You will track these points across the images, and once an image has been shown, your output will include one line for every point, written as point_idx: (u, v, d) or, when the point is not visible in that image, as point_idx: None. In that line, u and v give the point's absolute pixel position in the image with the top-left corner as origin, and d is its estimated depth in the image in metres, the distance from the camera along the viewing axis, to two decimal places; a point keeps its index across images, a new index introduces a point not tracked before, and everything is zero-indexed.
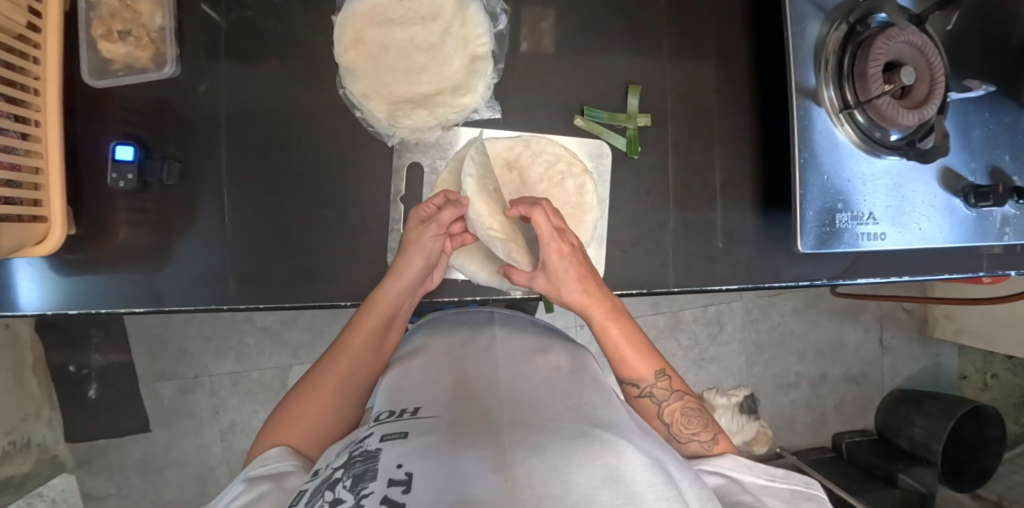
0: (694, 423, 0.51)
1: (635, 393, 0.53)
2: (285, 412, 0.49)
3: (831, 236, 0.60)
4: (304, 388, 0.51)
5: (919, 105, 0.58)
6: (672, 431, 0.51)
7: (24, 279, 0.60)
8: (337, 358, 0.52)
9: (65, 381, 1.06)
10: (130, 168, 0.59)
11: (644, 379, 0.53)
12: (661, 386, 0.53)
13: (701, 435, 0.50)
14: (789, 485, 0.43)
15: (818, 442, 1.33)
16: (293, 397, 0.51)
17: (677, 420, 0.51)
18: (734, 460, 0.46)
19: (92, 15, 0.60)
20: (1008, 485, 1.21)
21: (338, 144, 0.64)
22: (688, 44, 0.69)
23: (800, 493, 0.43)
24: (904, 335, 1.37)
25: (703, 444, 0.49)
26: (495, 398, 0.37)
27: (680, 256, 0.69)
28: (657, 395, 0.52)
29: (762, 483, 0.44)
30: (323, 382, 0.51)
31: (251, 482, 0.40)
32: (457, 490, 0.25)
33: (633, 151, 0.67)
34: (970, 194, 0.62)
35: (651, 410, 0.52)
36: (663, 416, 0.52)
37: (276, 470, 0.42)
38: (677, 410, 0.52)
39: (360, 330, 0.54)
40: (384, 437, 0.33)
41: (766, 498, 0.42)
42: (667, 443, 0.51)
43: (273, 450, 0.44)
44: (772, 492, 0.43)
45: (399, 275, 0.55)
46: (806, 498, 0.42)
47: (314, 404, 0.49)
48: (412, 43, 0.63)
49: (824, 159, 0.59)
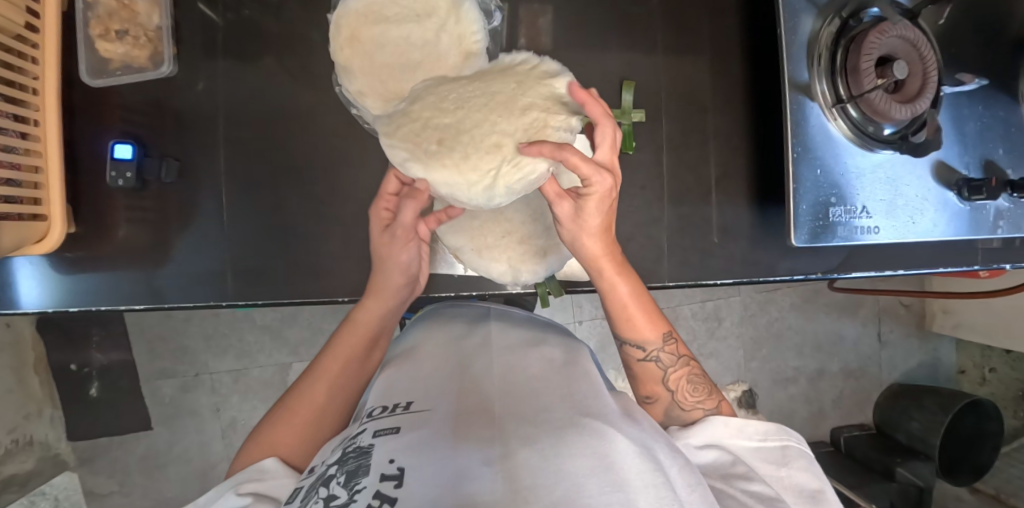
0: (698, 391, 0.52)
1: (640, 357, 0.53)
2: (267, 432, 0.50)
3: (825, 230, 0.60)
4: (285, 409, 0.52)
5: (912, 99, 0.59)
6: (676, 398, 0.52)
7: (24, 277, 0.60)
8: (316, 381, 0.53)
9: (67, 379, 1.07)
10: (128, 166, 0.59)
11: (651, 343, 0.53)
12: (668, 350, 0.53)
13: (705, 404, 0.50)
14: (780, 443, 0.46)
15: (816, 436, 1.34)
16: (275, 416, 0.52)
17: (682, 387, 0.52)
18: (728, 426, 0.46)
19: (89, 15, 0.60)
20: (1006, 479, 1.22)
21: (334, 141, 0.65)
22: (683, 39, 0.70)
23: (791, 450, 0.45)
24: (902, 330, 1.37)
25: (707, 412, 0.50)
26: (485, 393, 0.38)
27: (675, 251, 0.69)
28: (663, 360, 0.53)
29: (753, 446, 0.46)
30: (301, 405, 0.51)
31: (246, 496, 0.41)
32: (447, 485, 0.25)
33: (628, 147, 0.65)
34: (963, 187, 0.62)
35: (655, 376, 0.53)
36: (667, 382, 0.52)
37: (271, 485, 0.43)
38: (682, 376, 0.53)
39: (340, 354, 0.55)
40: (377, 433, 0.34)
41: (758, 465, 0.44)
42: (670, 410, 0.51)
43: (265, 462, 0.46)
44: (762, 454, 0.45)
45: (379, 293, 0.57)
46: (797, 457, 0.45)
47: (296, 423, 0.50)
48: (406, 40, 0.60)
49: (817, 153, 0.60)
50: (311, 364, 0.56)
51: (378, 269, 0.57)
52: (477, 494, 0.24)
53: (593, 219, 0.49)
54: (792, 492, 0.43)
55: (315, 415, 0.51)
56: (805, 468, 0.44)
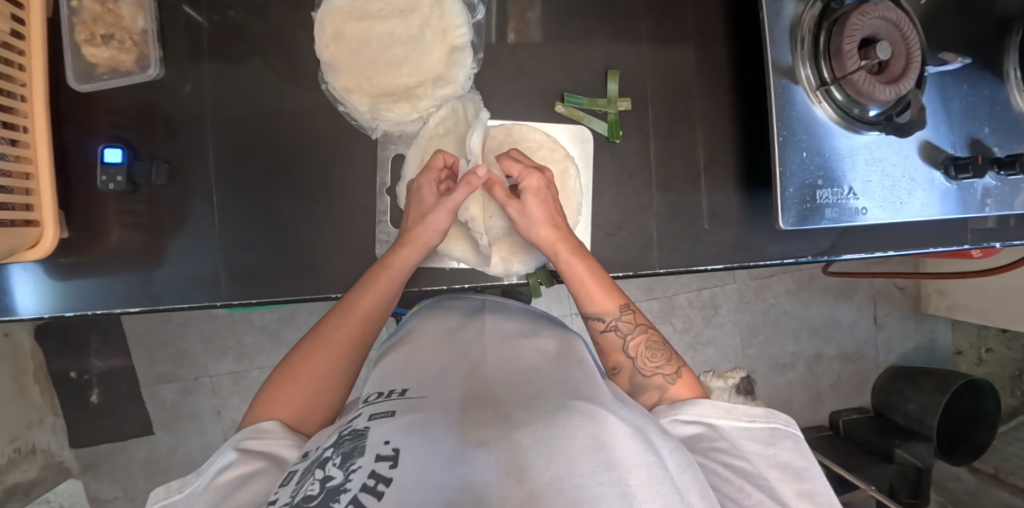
0: (658, 356, 0.51)
1: (600, 328, 0.54)
2: (274, 386, 0.48)
3: (811, 213, 0.61)
4: (313, 340, 0.51)
5: (897, 79, 0.59)
6: (636, 365, 0.51)
7: (20, 284, 0.60)
8: (323, 340, 0.51)
9: (70, 386, 1.08)
10: (118, 170, 0.60)
11: (608, 314, 0.54)
12: (626, 319, 0.54)
13: (665, 369, 0.50)
14: (769, 424, 0.43)
15: (816, 421, 1.35)
16: (303, 346, 0.51)
17: (641, 353, 0.51)
18: (712, 406, 0.44)
19: (74, 20, 0.60)
20: (1004, 457, 1.24)
21: (321, 138, 0.65)
22: (667, 29, 0.70)
23: (779, 432, 0.43)
24: (898, 312, 1.38)
25: (666, 377, 0.49)
26: (482, 379, 0.38)
27: (665, 238, 0.70)
28: (622, 329, 0.53)
29: (741, 426, 0.43)
30: (308, 364, 0.49)
31: (244, 452, 0.40)
32: (441, 476, 0.25)
33: (613, 136, 0.68)
34: (950, 167, 0.63)
35: (616, 345, 0.53)
36: (628, 350, 0.52)
37: (272, 447, 0.42)
38: (641, 343, 0.52)
39: (355, 309, 0.53)
40: (372, 416, 0.34)
41: (744, 443, 0.42)
42: (633, 378, 0.51)
43: (269, 421, 0.44)
44: (749, 434, 0.43)
45: (415, 243, 0.57)
46: (785, 437, 0.43)
47: (321, 360, 0.49)
48: (390, 36, 0.63)
49: (803, 136, 0.60)
50: (312, 328, 0.54)
51: (416, 221, 0.59)
52: (481, 477, 0.24)
53: (536, 210, 0.58)
54: (777, 470, 0.41)
55: (337, 355, 0.50)
56: (793, 448, 0.42)
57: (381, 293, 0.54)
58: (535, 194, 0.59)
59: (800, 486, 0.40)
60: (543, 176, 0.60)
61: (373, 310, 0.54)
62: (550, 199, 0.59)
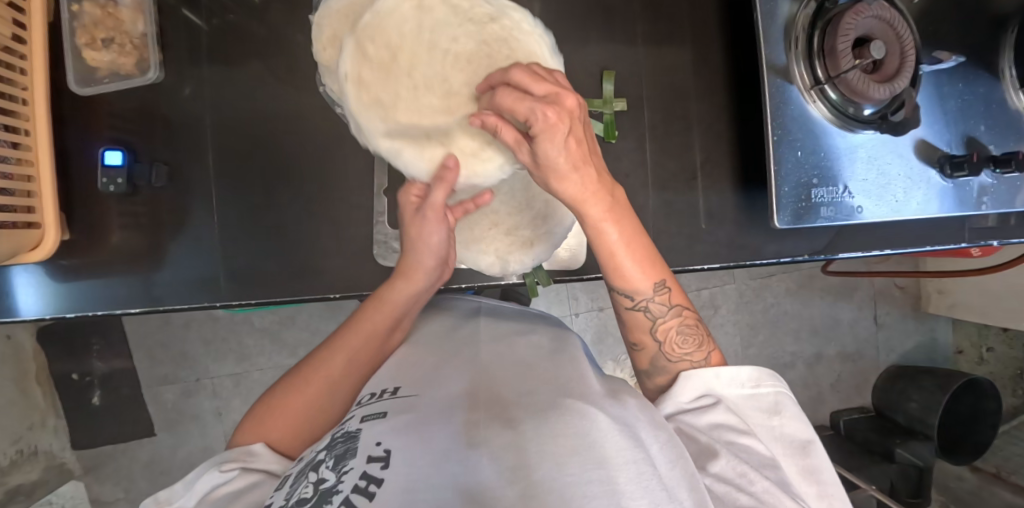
0: (688, 340, 0.48)
1: (628, 306, 0.50)
2: (264, 411, 0.51)
3: (807, 211, 0.61)
4: (303, 373, 0.53)
5: (890, 79, 0.59)
6: (663, 349, 0.50)
7: (22, 287, 0.61)
8: (314, 372, 0.52)
9: (72, 388, 1.08)
10: (119, 173, 0.61)
11: (642, 293, 0.49)
12: (659, 300, 0.49)
13: (695, 354, 0.48)
14: (775, 389, 0.44)
15: (816, 420, 1.35)
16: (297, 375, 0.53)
17: (671, 339, 0.49)
18: (728, 377, 0.44)
19: (76, 24, 0.61)
20: (1006, 456, 1.24)
21: (319, 139, 0.66)
22: (663, 30, 0.71)
23: (785, 399, 0.44)
24: (898, 311, 1.38)
25: (693, 361, 0.46)
26: (473, 378, 0.38)
27: (663, 237, 0.70)
28: (652, 310, 0.49)
29: (747, 394, 0.44)
30: (297, 394, 0.51)
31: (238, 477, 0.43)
32: (432, 478, 0.25)
33: (609, 136, 0.66)
34: (946, 164, 0.63)
35: (644, 325, 0.50)
36: (656, 332, 0.50)
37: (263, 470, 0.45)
38: (673, 327, 0.49)
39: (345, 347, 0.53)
40: (364, 418, 0.35)
41: (751, 414, 0.43)
42: (656, 360, 0.50)
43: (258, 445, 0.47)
44: (755, 404, 0.43)
45: (407, 274, 0.54)
46: (790, 404, 0.44)
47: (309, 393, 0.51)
48: None
49: (798, 135, 0.61)
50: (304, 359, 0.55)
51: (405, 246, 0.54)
52: (472, 479, 0.25)
53: (564, 161, 0.42)
54: (780, 442, 0.42)
55: (329, 388, 0.52)
56: (796, 415, 0.43)
57: (371, 333, 0.53)
58: (562, 137, 0.41)
59: (802, 458, 0.41)
60: (566, 97, 0.40)
61: (366, 350, 0.53)
62: (578, 130, 0.42)
